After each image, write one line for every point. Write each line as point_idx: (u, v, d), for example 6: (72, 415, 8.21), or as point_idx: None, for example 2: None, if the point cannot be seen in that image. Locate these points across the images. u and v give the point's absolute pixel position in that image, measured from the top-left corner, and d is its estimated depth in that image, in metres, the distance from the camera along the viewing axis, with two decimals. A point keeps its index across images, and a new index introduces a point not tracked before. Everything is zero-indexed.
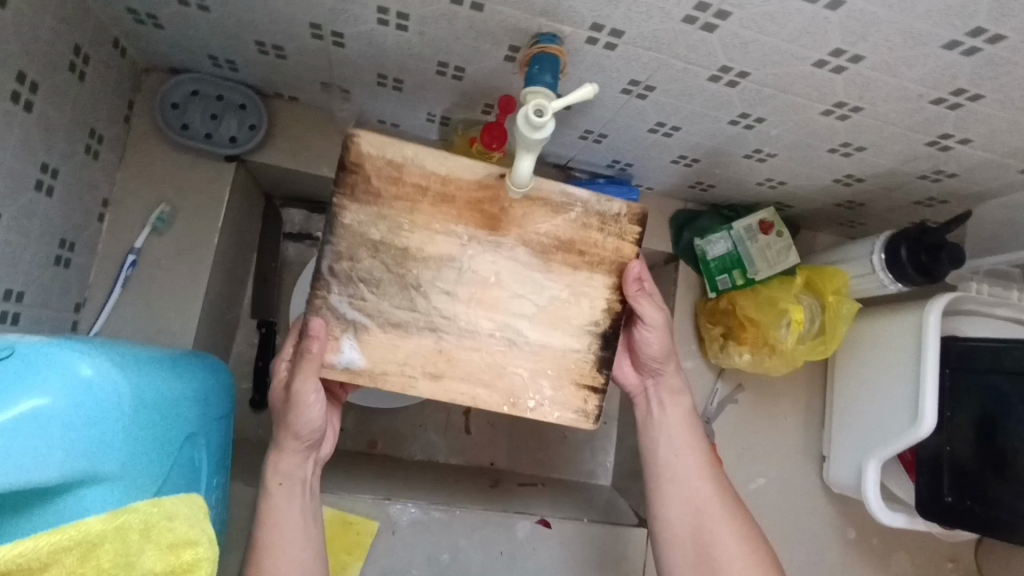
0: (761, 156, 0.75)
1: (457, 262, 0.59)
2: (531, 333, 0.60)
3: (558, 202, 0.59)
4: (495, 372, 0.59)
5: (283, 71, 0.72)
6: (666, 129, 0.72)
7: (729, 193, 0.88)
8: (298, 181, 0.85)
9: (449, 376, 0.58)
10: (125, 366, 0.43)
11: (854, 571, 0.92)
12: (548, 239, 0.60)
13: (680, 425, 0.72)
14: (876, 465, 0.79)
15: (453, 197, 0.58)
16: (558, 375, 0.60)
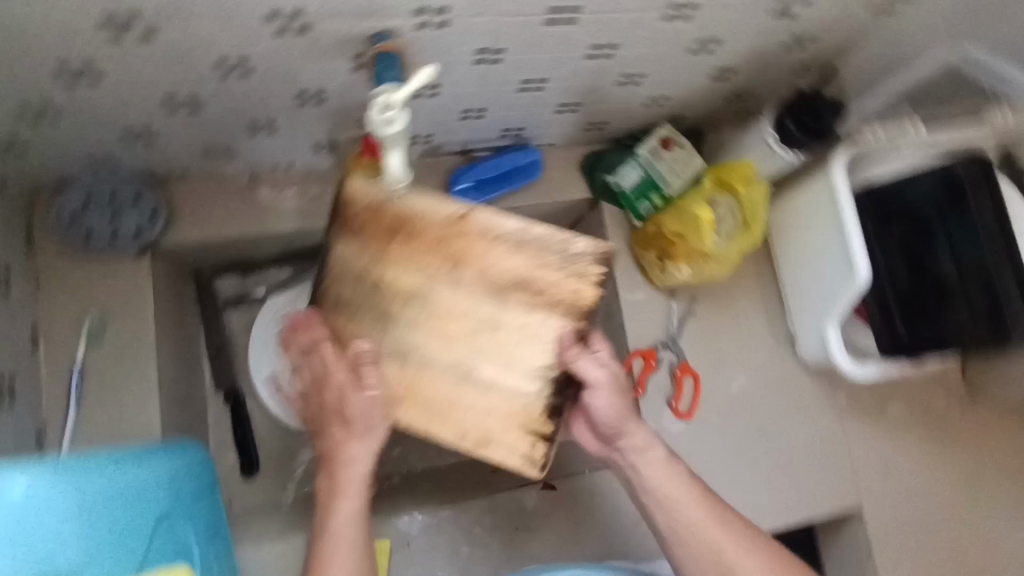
0: (632, 81, 0.77)
1: (422, 305, 0.60)
2: (486, 369, 0.61)
3: (520, 239, 0.57)
4: (446, 408, 0.61)
5: (160, 150, 0.73)
6: (535, 84, 0.74)
7: (625, 123, 0.89)
8: (217, 249, 0.86)
9: (412, 408, 0.62)
10: (69, 470, 0.46)
11: (853, 433, 0.96)
12: (507, 276, 0.58)
13: (664, 479, 0.64)
14: (834, 325, 0.82)
15: (419, 232, 0.58)
16: (506, 419, 0.61)
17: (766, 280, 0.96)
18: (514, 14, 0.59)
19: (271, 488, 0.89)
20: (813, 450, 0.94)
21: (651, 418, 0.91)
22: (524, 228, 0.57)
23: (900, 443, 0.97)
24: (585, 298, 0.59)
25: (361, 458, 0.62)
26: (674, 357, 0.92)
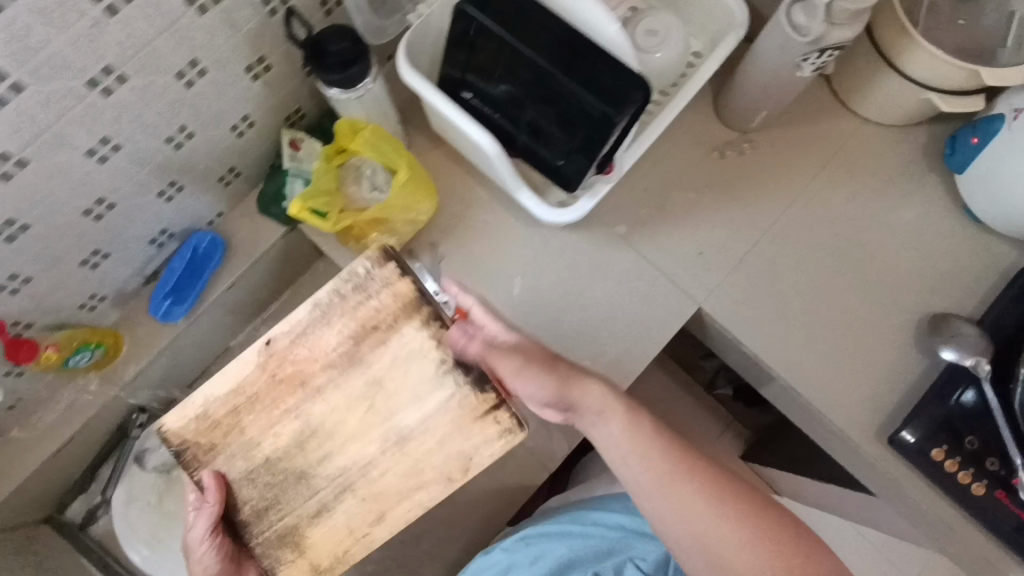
0: (251, 121, 0.83)
1: (296, 420, 0.77)
2: (319, 407, 0.77)
3: (324, 392, 0.77)
4: (305, 432, 0.77)
5: None
6: (182, 133, 0.75)
7: (251, 155, 0.88)
8: (30, 497, 0.91)
9: (300, 429, 0.77)
10: None
11: (651, 247, 0.93)
12: (294, 398, 0.77)
13: (636, 455, 0.75)
14: (524, 191, 0.79)
15: (291, 381, 0.77)
16: (302, 435, 0.77)
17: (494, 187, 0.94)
18: (69, 111, 0.61)
19: None
20: (623, 292, 0.92)
21: None
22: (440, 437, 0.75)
23: (702, 224, 0.94)
24: (404, 295, 0.76)
25: None
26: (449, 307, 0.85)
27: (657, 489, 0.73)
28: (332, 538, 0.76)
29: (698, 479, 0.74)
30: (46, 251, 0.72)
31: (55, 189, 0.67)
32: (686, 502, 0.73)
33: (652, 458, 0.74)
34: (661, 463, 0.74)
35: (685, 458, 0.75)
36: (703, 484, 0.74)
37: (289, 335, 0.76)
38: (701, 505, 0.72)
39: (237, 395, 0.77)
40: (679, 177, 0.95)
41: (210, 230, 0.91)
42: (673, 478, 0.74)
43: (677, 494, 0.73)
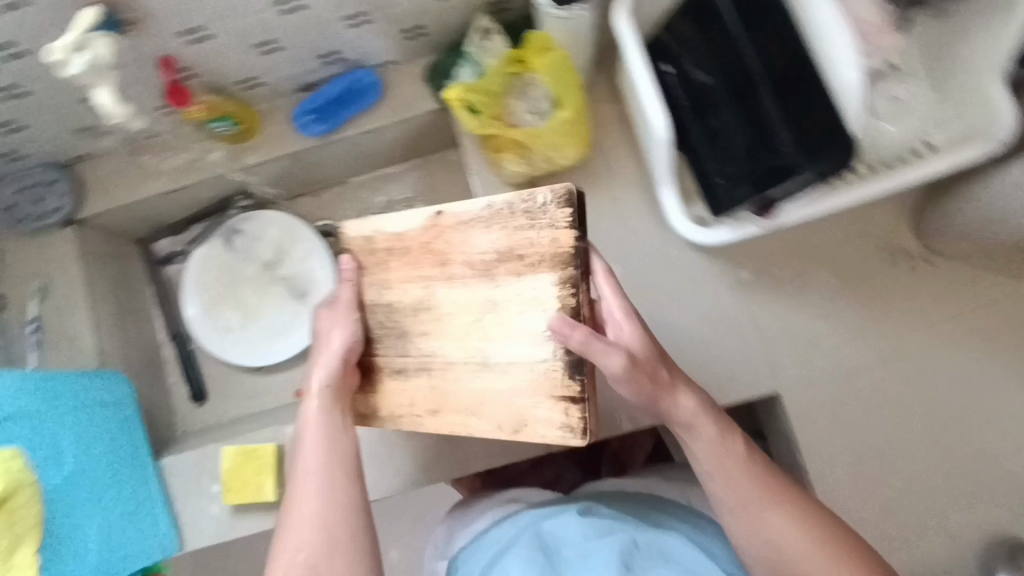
0: None
1: (423, 291, 0.69)
2: (445, 295, 0.68)
3: (450, 277, 0.67)
4: (423, 308, 0.69)
5: (42, 138, 0.89)
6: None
7: (444, 23, 0.87)
8: (133, 216, 1.02)
9: (421, 312, 0.69)
10: None
11: (765, 311, 0.85)
12: (427, 257, 0.68)
13: (732, 471, 0.66)
14: (669, 191, 0.74)
15: (410, 248, 0.69)
16: (417, 308, 0.69)
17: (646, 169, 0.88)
18: None
19: (213, 411, 1.04)
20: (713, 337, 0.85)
21: None
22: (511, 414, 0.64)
23: (830, 319, 0.84)
24: (563, 244, 0.62)
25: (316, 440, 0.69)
26: None
27: (735, 509, 0.65)
28: (399, 401, 0.70)
29: (771, 498, 0.65)
30: (231, 19, 0.75)
31: None
32: (778, 522, 0.64)
33: (719, 466, 0.66)
34: (732, 481, 0.66)
35: (751, 469, 0.67)
36: (774, 508, 0.65)
37: (460, 218, 0.67)
38: (782, 532, 0.64)
39: (398, 238, 0.70)
40: (833, 257, 0.85)
41: (373, 72, 0.93)
42: (747, 498, 0.65)
43: (754, 516, 0.65)
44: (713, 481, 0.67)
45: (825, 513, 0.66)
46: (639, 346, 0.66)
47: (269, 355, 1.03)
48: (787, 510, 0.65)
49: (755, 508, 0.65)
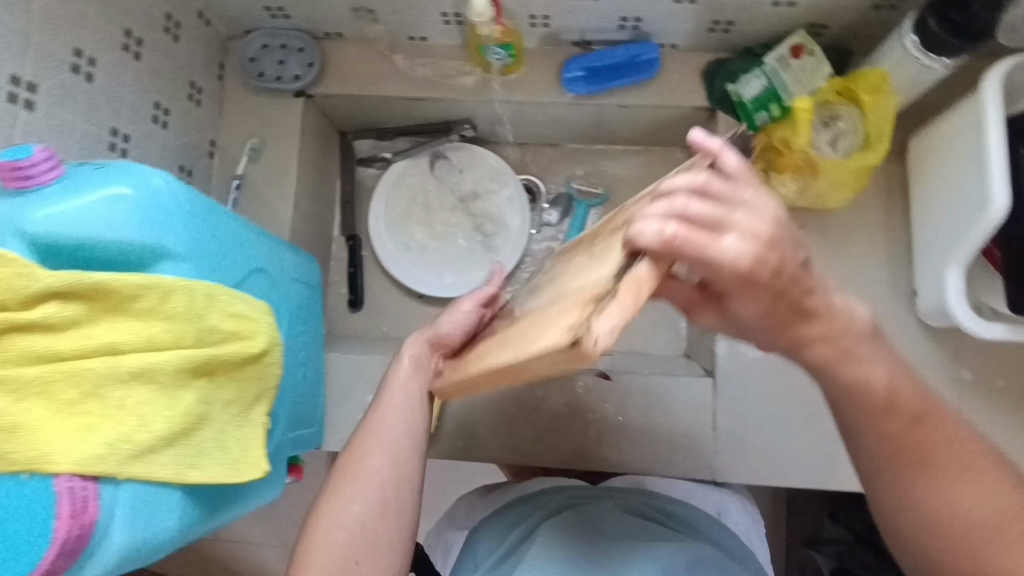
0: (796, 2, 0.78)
1: (569, 267, 0.61)
2: (585, 258, 0.59)
3: (600, 239, 0.58)
4: (561, 279, 0.60)
5: (319, 5, 0.87)
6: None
7: (755, 27, 0.84)
8: (357, 109, 0.99)
9: (559, 284, 0.60)
10: (198, 196, 0.56)
11: (974, 415, 0.82)
12: (591, 244, 0.62)
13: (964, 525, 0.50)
14: (957, 271, 0.72)
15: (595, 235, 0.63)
16: (559, 279, 0.60)
17: (896, 236, 0.86)
18: None
19: (365, 323, 1.02)
20: None
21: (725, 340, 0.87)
22: (547, 332, 0.41)
23: None
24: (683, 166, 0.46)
25: (395, 406, 0.67)
26: None
27: (893, 516, 0.53)
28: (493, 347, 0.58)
29: (905, 448, 0.51)
30: None
31: None
32: (949, 529, 0.50)
33: (861, 444, 0.53)
34: (883, 476, 0.53)
35: (889, 388, 0.49)
36: (942, 475, 0.51)
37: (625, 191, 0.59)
38: (950, 495, 0.50)
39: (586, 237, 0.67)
40: None
41: (659, 49, 0.89)
42: (906, 503, 0.52)
43: (916, 522, 0.52)
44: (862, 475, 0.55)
45: (973, 443, 0.52)
46: (747, 252, 0.40)
47: (449, 287, 1.02)
48: (966, 518, 0.50)
49: (912, 506, 0.52)
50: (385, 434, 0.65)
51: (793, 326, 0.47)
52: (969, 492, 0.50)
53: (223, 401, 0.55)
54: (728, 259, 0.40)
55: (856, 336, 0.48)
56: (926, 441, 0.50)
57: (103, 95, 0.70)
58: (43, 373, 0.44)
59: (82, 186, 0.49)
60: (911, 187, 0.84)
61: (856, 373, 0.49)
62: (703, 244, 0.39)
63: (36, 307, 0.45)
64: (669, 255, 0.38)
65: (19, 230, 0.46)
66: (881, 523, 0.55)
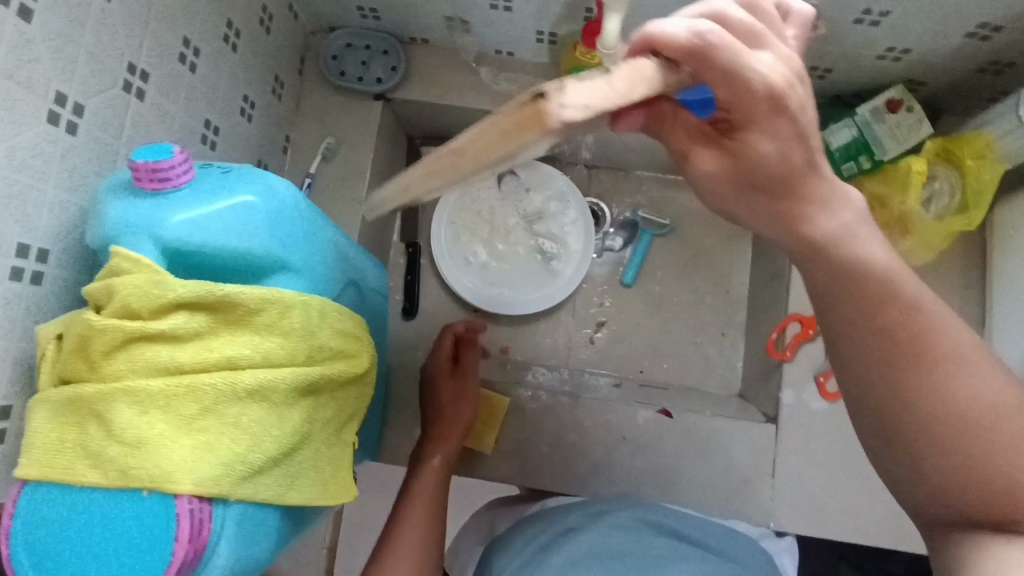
0: (901, 57, 0.78)
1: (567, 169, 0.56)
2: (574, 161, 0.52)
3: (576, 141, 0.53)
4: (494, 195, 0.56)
5: (413, 11, 0.85)
6: (873, 16, 0.71)
7: (852, 76, 0.83)
8: (432, 116, 0.97)
9: None
10: (316, 207, 0.55)
11: None
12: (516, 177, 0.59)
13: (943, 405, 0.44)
14: None
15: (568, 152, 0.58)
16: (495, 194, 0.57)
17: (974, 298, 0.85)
18: None
19: (419, 333, 1.00)
20: None
21: (790, 387, 0.86)
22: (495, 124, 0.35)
23: None
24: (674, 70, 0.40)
25: (427, 467, 0.78)
26: None
27: (882, 422, 0.46)
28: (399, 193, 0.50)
29: (915, 354, 0.44)
30: None
31: None
32: (950, 426, 0.43)
33: (834, 341, 0.47)
34: (877, 378, 0.45)
35: (876, 278, 0.44)
36: (938, 368, 0.44)
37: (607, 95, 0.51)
38: (955, 394, 0.43)
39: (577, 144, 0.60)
40: None
41: None
42: (894, 404, 0.45)
43: (907, 422, 0.45)
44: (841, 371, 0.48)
45: (966, 340, 0.45)
46: (780, 72, 0.38)
47: (505, 305, 0.99)
48: (953, 406, 0.43)
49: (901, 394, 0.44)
50: (423, 489, 0.76)
51: (797, 184, 0.43)
52: (963, 392, 0.43)
53: (324, 421, 0.53)
54: (763, 78, 0.37)
55: (850, 216, 0.45)
56: (922, 331, 0.44)
57: (202, 86, 0.68)
58: (169, 386, 0.43)
59: (214, 191, 0.47)
60: (996, 250, 0.83)
61: (854, 248, 0.45)
62: (736, 54, 0.36)
63: (167, 316, 0.43)
64: (693, 62, 0.36)
65: (154, 233, 0.44)
66: (863, 425, 0.48)
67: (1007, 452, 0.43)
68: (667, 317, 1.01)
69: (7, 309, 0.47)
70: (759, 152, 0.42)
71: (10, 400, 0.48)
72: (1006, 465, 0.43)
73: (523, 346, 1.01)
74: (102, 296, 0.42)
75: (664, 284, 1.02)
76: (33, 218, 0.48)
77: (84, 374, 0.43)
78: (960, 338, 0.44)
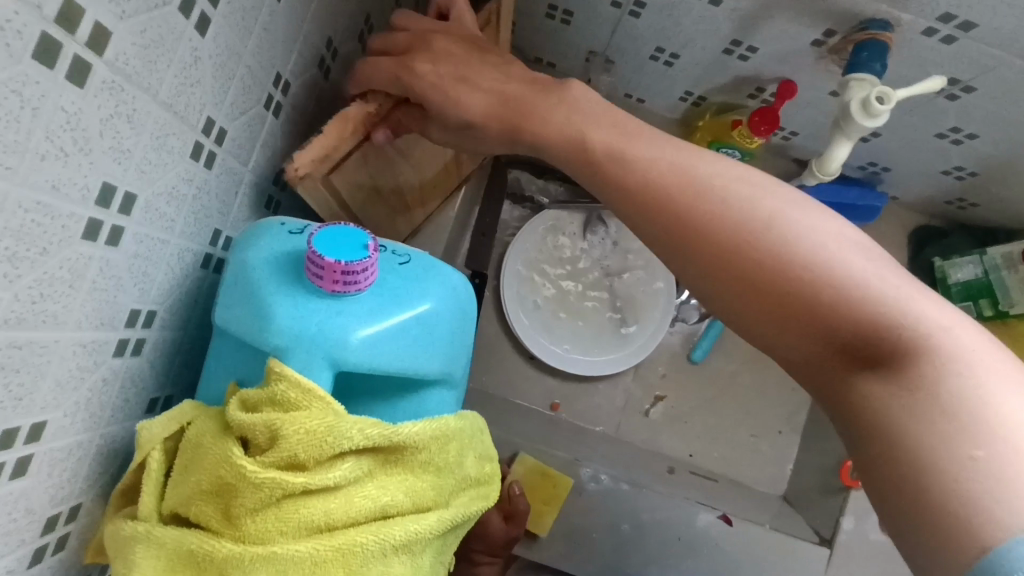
0: None
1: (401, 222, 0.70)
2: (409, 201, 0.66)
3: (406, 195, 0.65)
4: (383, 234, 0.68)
5: (557, 36, 0.75)
6: None
7: (993, 215, 0.79)
8: None
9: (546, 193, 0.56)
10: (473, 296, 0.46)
11: None
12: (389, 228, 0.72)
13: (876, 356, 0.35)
14: None
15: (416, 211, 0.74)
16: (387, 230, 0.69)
17: None
18: None
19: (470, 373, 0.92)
20: None
21: (853, 514, 0.83)
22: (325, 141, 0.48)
23: None
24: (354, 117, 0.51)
25: None
26: None
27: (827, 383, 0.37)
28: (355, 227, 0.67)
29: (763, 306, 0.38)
30: (896, 111, 0.64)
31: (1010, 113, 0.59)
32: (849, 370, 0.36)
33: (687, 255, 0.40)
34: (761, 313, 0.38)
35: (754, 209, 0.38)
36: (760, 241, 0.38)
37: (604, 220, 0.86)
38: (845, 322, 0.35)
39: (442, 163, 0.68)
40: None
41: (885, 200, 0.82)
42: (815, 328, 0.36)
43: (806, 348, 0.37)
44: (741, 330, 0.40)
45: (824, 235, 0.37)
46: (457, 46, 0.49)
47: (567, 361, 0.92)
48: (855, 330, 0.35)
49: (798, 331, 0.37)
50: None
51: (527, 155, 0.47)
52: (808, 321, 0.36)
53: (445, 559, 0.45)
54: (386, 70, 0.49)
55: (699, 168, 0.41)
56: (742, 248, 0.38)
57: (330, 94, 0.57)
58: (319, 554, 0.34)
59: (395, 296, 0.38)
60: None
61: (717, 199, 0.39)
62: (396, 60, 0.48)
63: (332, 462, 0.34)
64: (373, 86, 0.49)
65: (330, 354, 0.35)
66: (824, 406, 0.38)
67: (905, 399, 0.33)
68: (726, 403, 0.97)
69: (102, 393, 0.36)
70: (466, 106, 0.47)
71: (79, 499, 0.38)
72: (971, 414, 0.31)
73: (575, 406, 0.94)
74: (261, 432, 0.33)
75: (730, 368, 0.97)
76: (152, 278, 0.37)
77: (214, 520, 0.34)
78: (855, 267, 0.36)
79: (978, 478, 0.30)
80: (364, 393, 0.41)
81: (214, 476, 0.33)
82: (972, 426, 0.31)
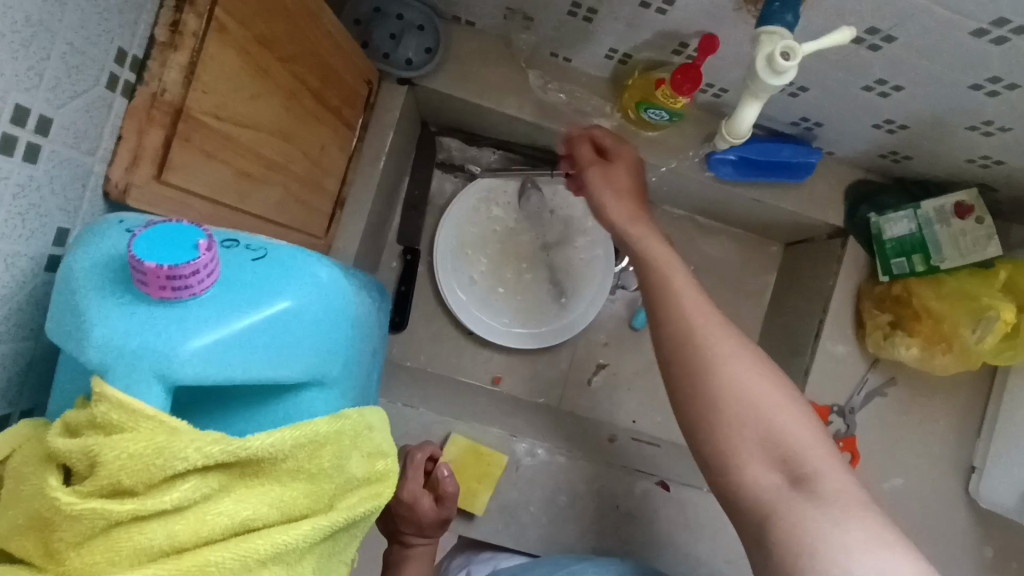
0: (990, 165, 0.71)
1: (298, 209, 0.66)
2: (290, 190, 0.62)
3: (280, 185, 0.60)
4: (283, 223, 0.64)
5: None
6: (990, 128, 0.64)
7: (926, 169, 0.78)
8: (459, 109, 0.83)
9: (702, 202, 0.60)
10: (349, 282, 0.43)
11: None
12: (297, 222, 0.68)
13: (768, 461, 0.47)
14: None
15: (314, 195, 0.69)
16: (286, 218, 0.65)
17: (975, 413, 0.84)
18: None
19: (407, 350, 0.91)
20: None
21: None
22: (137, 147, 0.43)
23: None
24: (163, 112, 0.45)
25: None
26: (843, 426, 0.83)
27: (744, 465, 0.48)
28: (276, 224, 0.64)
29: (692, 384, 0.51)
30: (820, 65, 0.61)
31: (930, 63, 0.56)
32: (760, 451, 0.48)
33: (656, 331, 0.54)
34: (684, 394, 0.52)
35: (697, 331, 0.52)
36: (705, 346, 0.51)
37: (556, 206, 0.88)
38: (787, 430, 0.48)
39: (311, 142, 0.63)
40: None
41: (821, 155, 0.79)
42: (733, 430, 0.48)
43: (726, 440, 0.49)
44: (674, 394, 0.52)
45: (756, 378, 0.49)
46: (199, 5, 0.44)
47: (508, 335, 0.90)
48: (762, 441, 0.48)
49: (728, 411, 0.49)
50: None
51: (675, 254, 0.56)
52: (744, 412, 0.48)
53: (340, 563, 0.43)
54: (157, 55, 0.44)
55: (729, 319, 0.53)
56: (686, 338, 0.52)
57: None
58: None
59: (244, 298, 0.35)
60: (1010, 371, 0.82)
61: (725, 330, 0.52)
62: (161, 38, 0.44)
63: (171, 484, 0.32)
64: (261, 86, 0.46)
65: (161, 369, 0.32)
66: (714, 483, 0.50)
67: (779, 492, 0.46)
68: None
69: None
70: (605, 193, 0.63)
71: None
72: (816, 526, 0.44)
73: (517, 378, 0.93)
74: (80, 459, 0.30)
75: None
76: None
77: (38, 556, 0.31)
78: (766, 401, 0.49)
79: (804, 552, 0.43)
80: (227, 401, 0.38)
81: (34, 509, 0.30)
82: (819, 522, 0.44)
